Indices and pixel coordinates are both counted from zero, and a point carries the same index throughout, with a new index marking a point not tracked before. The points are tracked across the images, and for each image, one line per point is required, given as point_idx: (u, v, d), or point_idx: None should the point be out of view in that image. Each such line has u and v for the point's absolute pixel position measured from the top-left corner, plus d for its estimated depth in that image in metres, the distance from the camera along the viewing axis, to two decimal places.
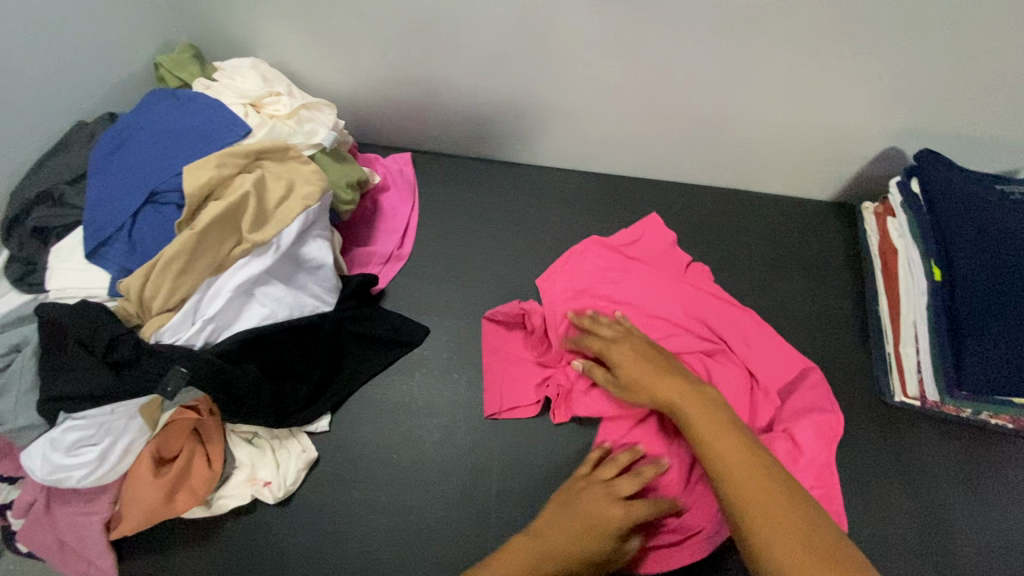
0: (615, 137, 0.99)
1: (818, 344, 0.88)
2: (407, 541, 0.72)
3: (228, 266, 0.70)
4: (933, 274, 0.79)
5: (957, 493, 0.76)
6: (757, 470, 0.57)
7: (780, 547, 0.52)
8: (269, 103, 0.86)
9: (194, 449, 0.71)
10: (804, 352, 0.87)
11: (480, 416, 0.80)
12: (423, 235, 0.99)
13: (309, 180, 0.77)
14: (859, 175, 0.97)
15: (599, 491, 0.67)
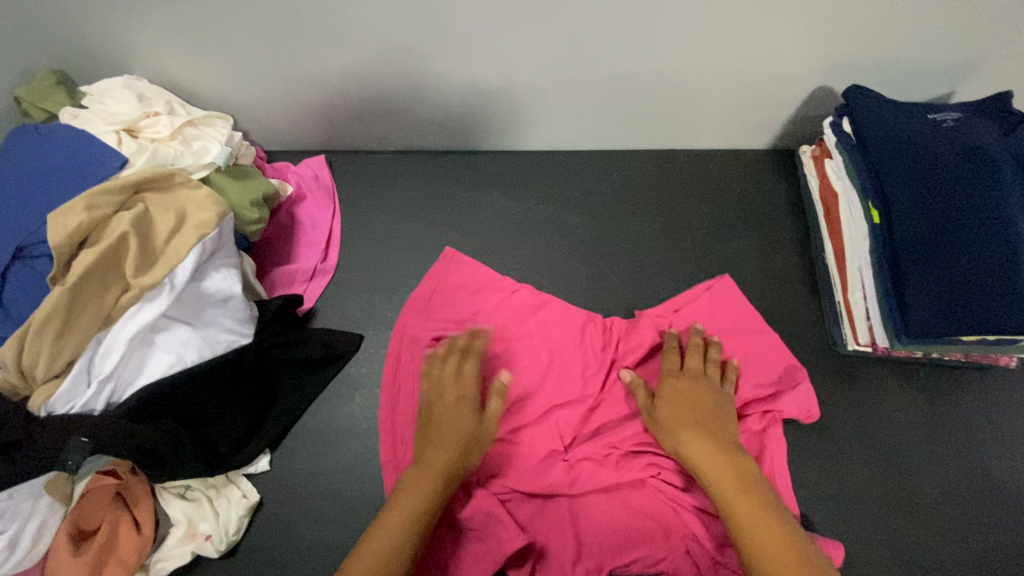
0: (538, 111, 0.93)
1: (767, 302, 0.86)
2: None
3: (119, 316, 0.63)
4: (871, 217, 0.76)
5: (914, 438, 0.75)
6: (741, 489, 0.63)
7: (747, 514, 0.60)
8: (147, 125, 0.77)
9: (118, 516, 0.66)
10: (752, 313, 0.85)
11: None
12: (349, 243, 0.93)
13: (200, 206, 0.70)
14: (793, 119, 0.93)
15: (452, 400, 0.73)
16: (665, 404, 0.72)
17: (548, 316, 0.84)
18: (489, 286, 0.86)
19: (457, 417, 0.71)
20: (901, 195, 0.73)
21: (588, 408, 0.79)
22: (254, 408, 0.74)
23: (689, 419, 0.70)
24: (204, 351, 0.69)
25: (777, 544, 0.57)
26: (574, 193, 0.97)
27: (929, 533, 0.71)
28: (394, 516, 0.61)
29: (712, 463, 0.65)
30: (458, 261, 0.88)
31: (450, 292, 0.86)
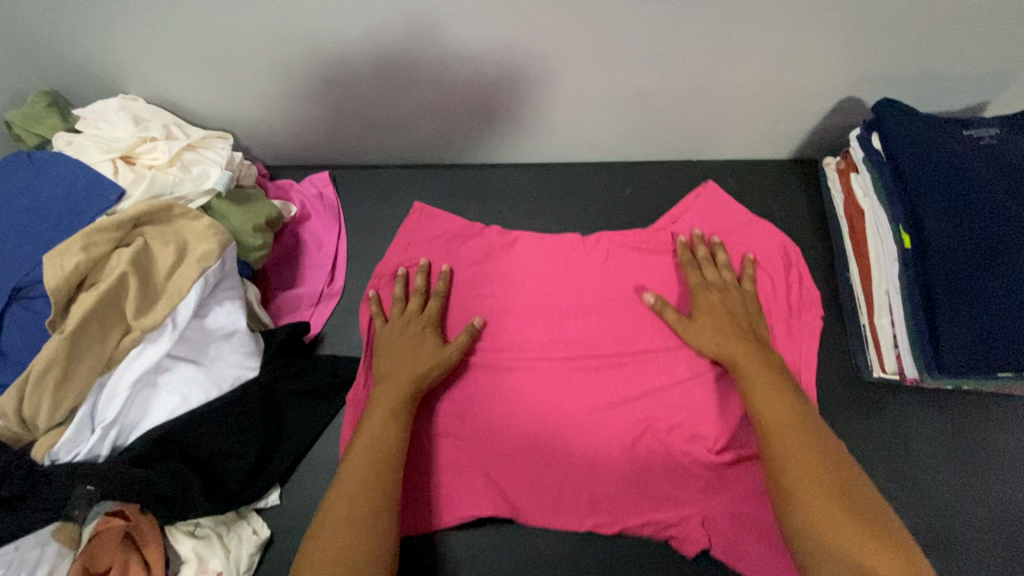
0: (549, 124, 0.89)
1: None
2: None
3: (121, 358, 0.61)
4: (901, 241, 0.72)
5: (943, 470, 0.72)
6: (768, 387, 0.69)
7: (771, 407, 0.67)
8: (143, 151, 0.74)
9: (128, 558, 0.64)
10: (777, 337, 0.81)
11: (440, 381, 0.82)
12: (355, 264, 0.90)
13: (202, 237, 0.68)
14: (816, 130, 0.89)
15: (418, 326, 0.80)
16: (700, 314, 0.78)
17: (546, 259, 0.89)
18: (464, 235, 0.91)
19: (422, 344, 0.78)
20: (936, 219, 0.69)
21: (586, 335, 0.85)
22: (264, 442, 0.72)
23: (714, 322, 0.77)
24: (210, 390, 0.67)
25: (776, 403, 0.67)
26: (586, 208, 0.93)
27: (960, 571, 0.68)
28: (366, 429, 0.68)
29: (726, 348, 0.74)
30: (431, 214, 0.92)
31: (427, 242, 0.90)
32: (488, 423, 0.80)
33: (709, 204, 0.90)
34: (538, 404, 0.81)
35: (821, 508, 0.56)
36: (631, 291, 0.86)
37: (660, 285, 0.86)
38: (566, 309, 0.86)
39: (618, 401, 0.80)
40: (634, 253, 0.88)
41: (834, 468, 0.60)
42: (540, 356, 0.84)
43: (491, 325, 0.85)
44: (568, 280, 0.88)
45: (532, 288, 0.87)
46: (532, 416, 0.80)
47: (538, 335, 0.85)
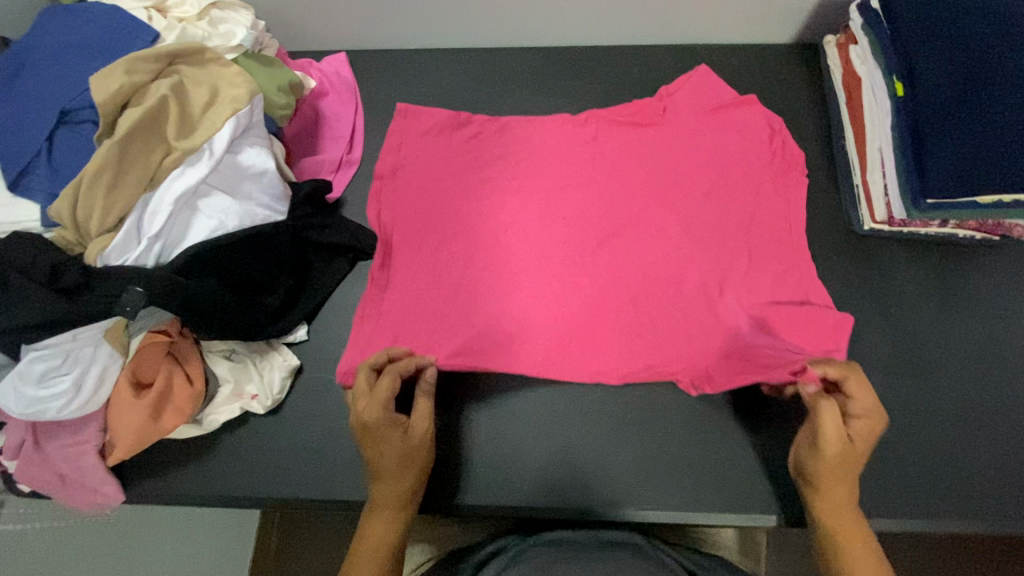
0: (557, 4, 0.92)
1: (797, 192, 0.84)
2: None
3: (163, 178, 0.66)
4: (894, 91, 0.76)
5: (927, 310, 0.78)
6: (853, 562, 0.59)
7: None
8: (174, 5, 0.78)
9: (172, 371, 0.70)
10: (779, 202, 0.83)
11: (447, 249, 0.83)
12: (372, 139, 0.94)
13: (232, 81, 0.72)
14: (817, 8, 0.91)
15: (381, 393, 0.63)
16: (864, 436, 0.60)
17: (544, 135, 0.90)
18: (450, 129, 0.91)
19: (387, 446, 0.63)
20: (930, 64, 0.72)
21: (584, 213, 0.85)
22: (293, 281, 0.77)
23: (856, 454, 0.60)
24: (244, 220, 0.71)
25: (846, 521, 0.61)
26: (596, 88, 0.96)
27: (943, 396, 0.73)
28: (375, 534, 0.63)
29: (840, 476, 0.60)
30: (414, 112, 0.92)
31: (416, 138, 0.91)
32: (490, 275, 0.82)
33: (700, 83, 0.89)
34: (537, 264, 0.83)
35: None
36: (630, 163, 0.87)
37: (656, 155, 0.87)
38: (564, 190, 0.87)
39: (616, 260, 0.82)
40: (631, 129, 0.89)
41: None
42: (538, 223, 0.85)
43: (490, 195, 0.87)
44: (565, 155, 0.89)
45: (529, 162, 0.88)
46: (534, 268, 0.82)
47: (539, 215, 0.85)
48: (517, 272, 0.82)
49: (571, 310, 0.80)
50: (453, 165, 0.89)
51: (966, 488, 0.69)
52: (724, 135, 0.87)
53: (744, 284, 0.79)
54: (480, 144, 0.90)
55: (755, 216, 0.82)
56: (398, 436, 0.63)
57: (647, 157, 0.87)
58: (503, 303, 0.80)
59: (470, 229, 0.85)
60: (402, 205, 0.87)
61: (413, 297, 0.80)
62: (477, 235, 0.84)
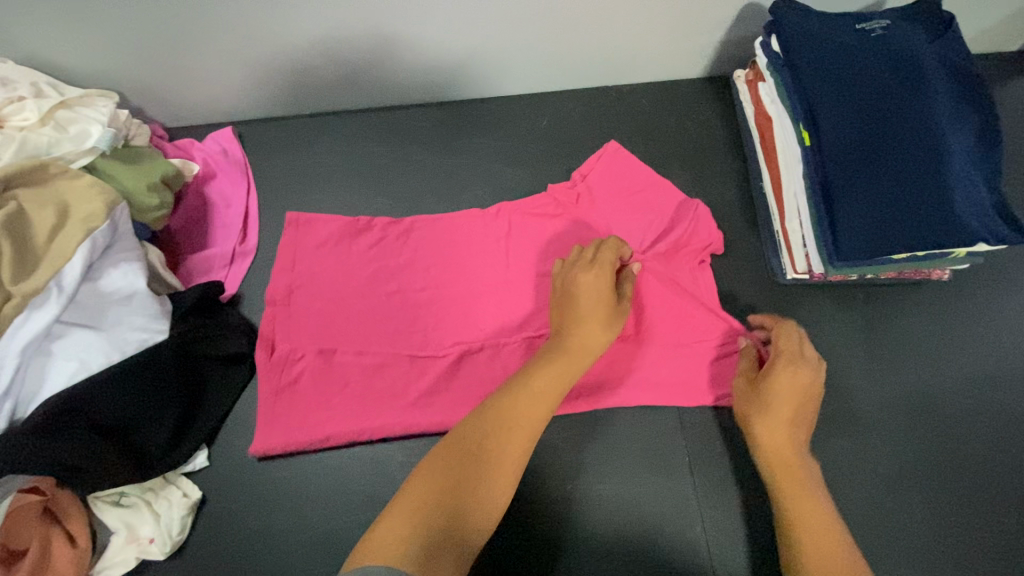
0: (454, 57, 0.85)
1: (722, 266, 0.81)
2: (318, 552, 0.68)
3: (4, 328, 0.58)
4: (802, 140, 0.72)
5: (856, 360, 0.76)
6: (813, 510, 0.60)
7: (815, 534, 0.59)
8: (11, 113, 0.69)
9: (51, 533, 0.63)
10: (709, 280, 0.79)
11: (359, 364, 0.75)
12: (269, 221, 0.87)
13: (85, 198, 0.65)
14: (724, 43, 0.87)
15: (606, 258, 0.72)
16: (787, 376, 0.66)
17: (455, 235, 0.83)
18: (349, 238, 0.83)
19: (586, 288, 0.70)
20: (831, 114, 0.70)
21: (505, 316, 0.78)
22: (184, 406, 0.69)
23: (795, 389, 0.66)
24: (112, 354, 0.64)
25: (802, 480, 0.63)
26: (509, 143, 0.90)
27: (878, 453, 0.71)
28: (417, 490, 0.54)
29: (778, 407, 0.65)
30: (305, 223, 0.83)
31: (312, 252, 0.82)
32: (408, 402, 0.74)
33: (612, 162, 0.83)
34: (461, 386, 0.75)
35: (821, 550, 0.58)
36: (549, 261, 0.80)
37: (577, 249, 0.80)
38: (478, 288, 0.80)
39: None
40: (546, 223, 0.82)
41: (848, 556, 0.57)
42: (455, 339, 0.77)
43: (402, 311, 0.79)
44: (478, 256, 0.81)
45: (439, 267, 0.81)
46: (459, 394, 0.74)
47: (455, 323, 0.78)
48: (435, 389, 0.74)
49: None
50: (356, 271, 0.81)
51: (904, 553, 0.67)
52: (644, 210, 0.80)
53: (687, 384, 0.75)
54: (387, 249, 0.82)
55: (686, 291, 0.77)
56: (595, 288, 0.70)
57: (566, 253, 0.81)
58: (426, 441, 0.73)
59: (383, 339, 0.77)
60: (304, 334, 0.77)
61: (323, 435, 0.72)
62: (392, 357, 0.76)
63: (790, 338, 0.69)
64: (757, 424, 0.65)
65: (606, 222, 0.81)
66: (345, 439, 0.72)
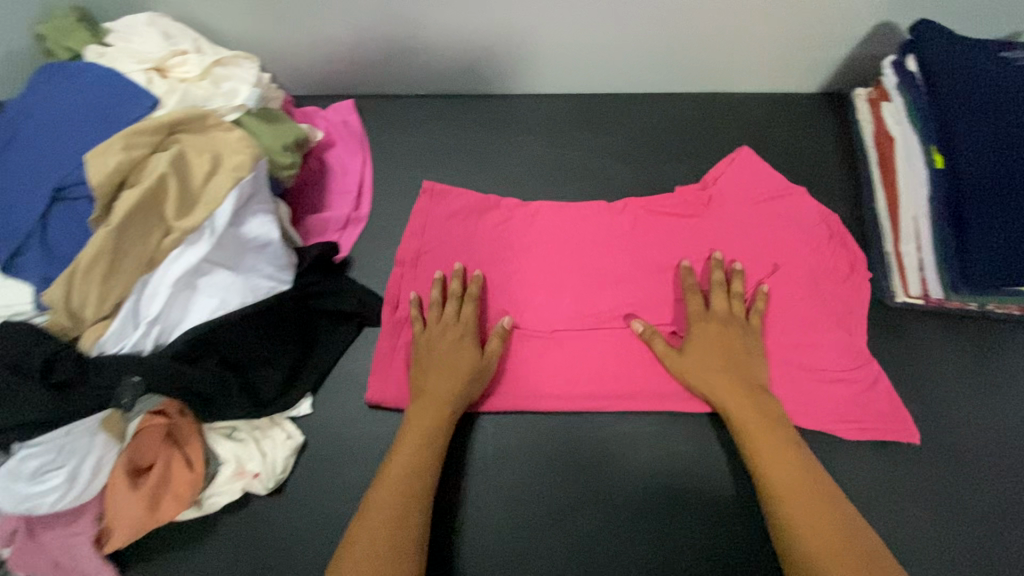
0: (573, 51, 0.87)
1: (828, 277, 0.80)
2: None
3: (163, 259, 0.63)
4: (933, 163, 0.73)
5: (962, 390, 0.74)
6: (782, 454, 0.64)
7: (780, 475, 0.62)
8: (175, 64, 0.74)
9: (170, 456, 0.67)
10: (834, 297, 0.77)
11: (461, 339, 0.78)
12: (380, 191, 0.91)
13: (236, 148, 0.68)
14: (847, 60, 0.87)
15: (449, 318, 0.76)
16: (707, 330, 0.74)
17: (566, 227, 0.84)
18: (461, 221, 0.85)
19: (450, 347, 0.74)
20: (969, 139, 0.70)
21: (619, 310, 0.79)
22: (296, 353, 0.74)
23: (718, 343, 0.73)
24: (246, 295, 0.69)
25: (758, 418, 0.67)
26: (615, 139, 0.92)
27: (980, 488, 0.69)
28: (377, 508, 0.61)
29: (716, 358, 0.72)
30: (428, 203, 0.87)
31: (422, 232, 0.85)
32: (518, 384, 0.76)
33: (744, 168, 0.85)
34: (575, 373, 0.76)
35: (789, 486, 0.62)
36: (671, 256, 0.82)
37: (693, 250, 0.82)
38: (590, 280, 0.81)
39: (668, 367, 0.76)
40: (660, 223, 0.84)
41: (821, 485, 0.62)
42: (578, 323, 0.79)
43: (519, 293, 0.81)
44: (600, 244, 0.83)
45: (562, 252, 0.83)
46: (578, 375, 0.76)
47: (567, 312, 0.79)
48: (546, 372, 0.76)
49: (608, 422, 0.74)
50: (477, 248, 0.83)
51: None
52: (762, 221, 0.82)
53: (805, 396, 0.73)
54: (500, 231, 0.84)
55: (809, 303, 0.77)
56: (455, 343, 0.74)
57: (688, 249, 0.82)
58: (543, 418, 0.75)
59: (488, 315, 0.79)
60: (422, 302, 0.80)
61: None
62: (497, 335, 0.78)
63: (695, 297, 0.77)
64: (702, 389, 0.71)
65: (711, 227, 0.82)
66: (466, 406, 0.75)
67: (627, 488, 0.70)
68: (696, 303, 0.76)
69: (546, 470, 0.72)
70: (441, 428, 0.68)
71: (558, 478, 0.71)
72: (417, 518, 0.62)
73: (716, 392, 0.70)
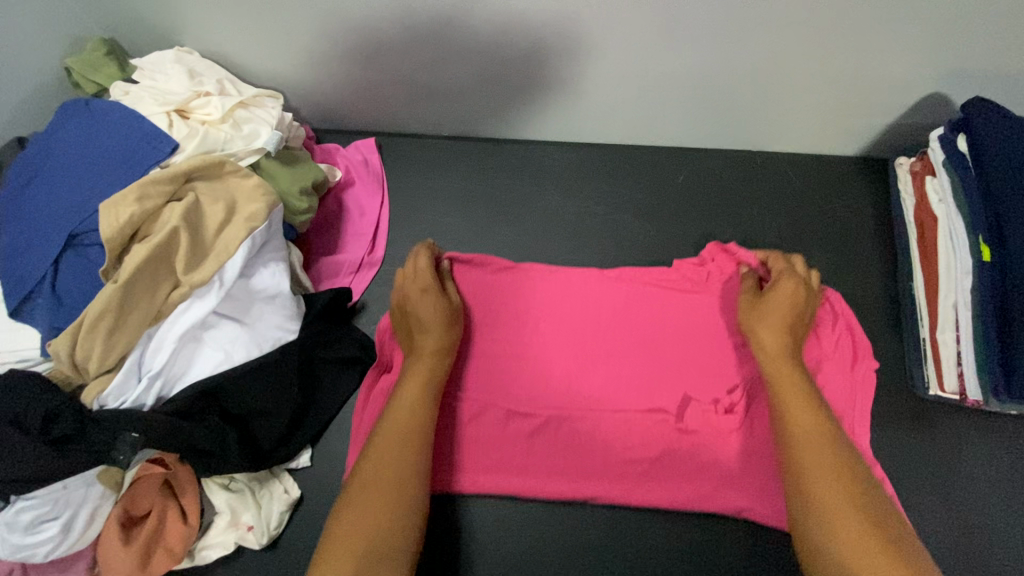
0: (603, 103, 0.85)
1: None
2: None
3: (169, 312, 0.62)
4: (980, 254, 0.68)
5: (992, 495, 0.70)
6: (831, 474, 0.61)
7: (828, 494, 0.60)
8: (197, 106, 0.74)
9: (165, 505, 0.67)
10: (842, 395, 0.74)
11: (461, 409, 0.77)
12: (397, 234, 0.89)
13: (251, 197, 0.68)
14: (891, 128, 0.83)
15: (419, 273, 0.77)
16: (790, 284, 0.74)
17: (567, 308, 0.82)
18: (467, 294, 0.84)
19: (421, 299, 0.75)
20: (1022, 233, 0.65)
21: (612, 388, 0.78)
22: (297, 404, 0.72)
23: (787, 307, 0.73)
24: (252, 348, 0.67)
25: (825, 459, 0.62)
26: (639, 194, 0.90)
27: None
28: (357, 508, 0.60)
29: (779, 332, 0.71)
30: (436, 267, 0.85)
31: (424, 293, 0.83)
32: (511, 465, 0.75)
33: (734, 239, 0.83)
34: (566, 455, 0.75)
35: (837, 508, 0.59)
36: (670, 342, 0.80)
37: (689, 329, 0.80)
38: (583, 359, 0.80)
39: (651, 459, 0.75)
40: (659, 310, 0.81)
41: (874, 508, 0.59)
42: (569, 405, 0.77)
43: (512, 368, 0.79)
44: (590, 325, 0.81)
45: (551, 334, 0.81)
46: (560, 460, 0.75)
47: (560, 391, 0.78)
48: (538, 453, 0.75)
49: (589, 514, 0.74)
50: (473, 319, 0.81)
51: None
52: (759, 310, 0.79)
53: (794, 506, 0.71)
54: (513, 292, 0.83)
55: None
56: (428, 297, 0.75)
57: (680, 338, 0.80)
58: (523, 501, 0.74)
59: (501, 377, 0.79)
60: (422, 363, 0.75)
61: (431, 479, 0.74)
62: (492, 410, 0.77)
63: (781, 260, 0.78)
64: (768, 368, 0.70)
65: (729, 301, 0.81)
66: (445, 488, 0.74)
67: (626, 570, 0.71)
68: (778, 259, 0.78)
69: (546, 547, 0.72)
70: (427, 398, 0.69)
71: (558, 556, 0.72)
72: (385, 532, 0.59)
73: (769, 354, 0.71)
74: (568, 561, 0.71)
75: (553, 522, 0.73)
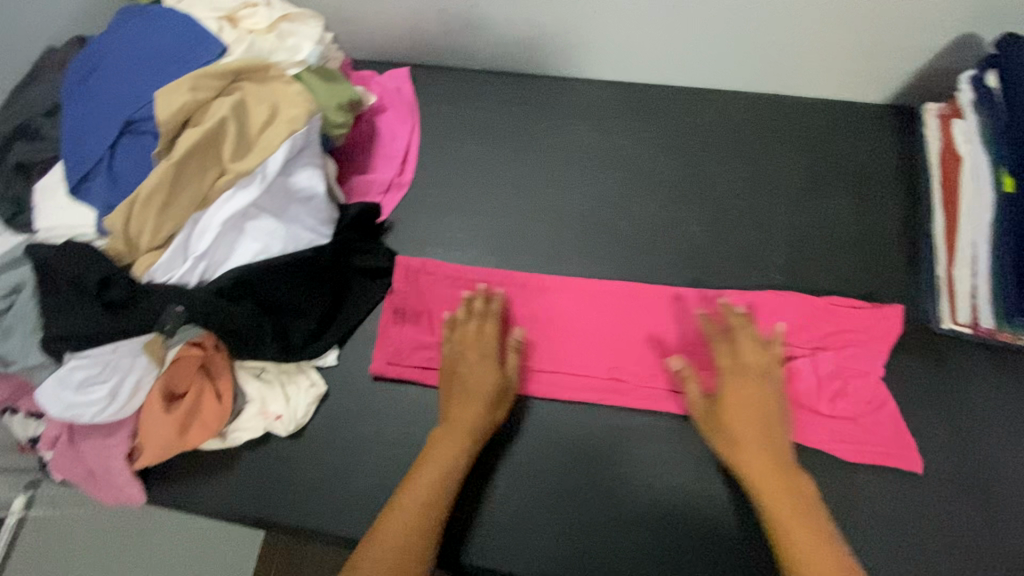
0: (631, 37, 0.86)
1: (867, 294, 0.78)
2: None
3: (214, 199, 0.66)
4: (1003, 185, 0.70)
5: (998, 425, 0.71)
6: (783, 495, 0.64)
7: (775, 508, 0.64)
8: (245, 15, 0.77)
9: (203, 386, 0.70)
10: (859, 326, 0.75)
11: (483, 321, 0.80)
12: (425, 160, 0.92)
13: (292, 102, 0.69)
14: (919, 72, 0.83)
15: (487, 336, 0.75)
16: (737, 383, 0.71)
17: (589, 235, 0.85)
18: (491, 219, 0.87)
19: (471, 381, 0.73)
20: None
21: (632, 312, 0.80)
22: (328, 305, 0.76)
23: (744, 400, 0.70)
24: (287, 244, 0.71)
25: (786, 495, 0.64)
26: (664, 132, 0.90)
27: (1005, 527, 0.67)
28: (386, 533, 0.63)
29: (753, 421, 0.68)
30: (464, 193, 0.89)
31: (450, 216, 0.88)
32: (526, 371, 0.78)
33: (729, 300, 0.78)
34: (581, 366, 0.77)
35: (781, 510, 0.64)
36: (687, 265, 0.82)
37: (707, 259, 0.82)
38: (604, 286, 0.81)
39: (666, 362, 0.77)
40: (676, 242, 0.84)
41: (801, 495, 0.65)
42: (588, 323, 0.80)
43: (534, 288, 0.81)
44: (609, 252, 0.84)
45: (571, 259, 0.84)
46: (577, 367, 0.78)
47: (581, 312, 0.80)
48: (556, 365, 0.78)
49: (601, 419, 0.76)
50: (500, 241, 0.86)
51: None
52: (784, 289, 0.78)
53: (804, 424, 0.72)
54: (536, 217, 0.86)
55: (836, 329, 0.75)
56: (474, 375, 0.73)
57: (697, 266, 0.82)
58: (539, 401, 0.77)
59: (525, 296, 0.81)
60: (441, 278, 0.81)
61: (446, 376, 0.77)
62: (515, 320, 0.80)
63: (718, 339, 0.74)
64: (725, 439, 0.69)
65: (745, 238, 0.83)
66: None
67: (633, 477, 0.72)
68: (758, 374, 0.71)
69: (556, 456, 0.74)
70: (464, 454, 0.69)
71: (567, 462, 0.74)
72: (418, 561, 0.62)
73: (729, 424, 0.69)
74: (578, 466, 0.73)
75: (563, 432, 0.75)
